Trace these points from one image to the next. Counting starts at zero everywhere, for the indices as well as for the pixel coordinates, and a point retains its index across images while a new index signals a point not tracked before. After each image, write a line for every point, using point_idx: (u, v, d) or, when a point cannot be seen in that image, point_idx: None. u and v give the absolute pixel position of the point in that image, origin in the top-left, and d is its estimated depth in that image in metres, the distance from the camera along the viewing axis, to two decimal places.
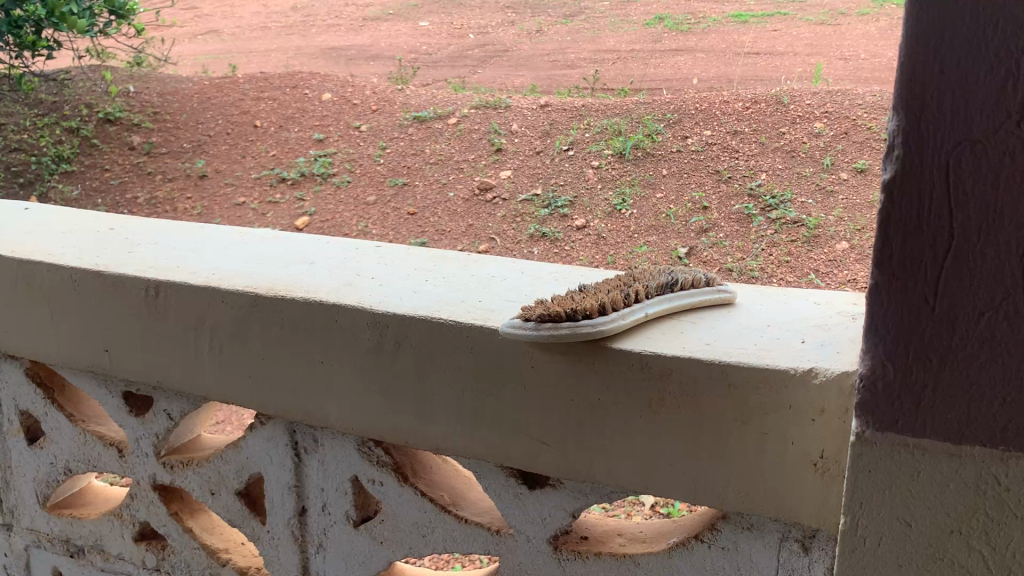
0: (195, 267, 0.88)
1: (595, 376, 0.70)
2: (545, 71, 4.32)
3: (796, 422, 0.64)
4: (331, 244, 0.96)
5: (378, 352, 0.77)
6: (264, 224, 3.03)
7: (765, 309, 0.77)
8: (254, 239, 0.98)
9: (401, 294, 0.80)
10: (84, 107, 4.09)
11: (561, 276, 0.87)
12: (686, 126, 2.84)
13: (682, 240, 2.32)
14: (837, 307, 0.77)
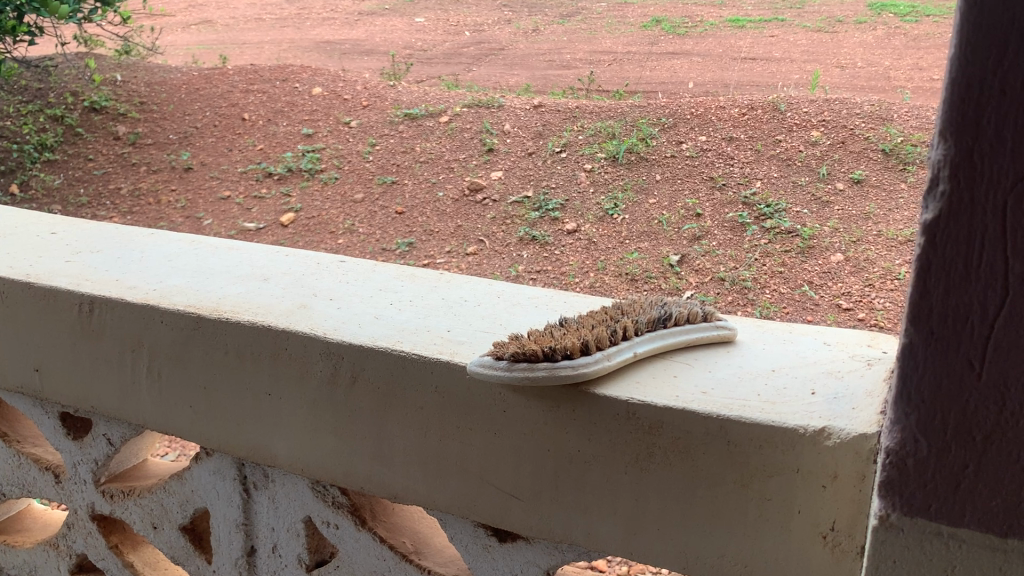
0: (133, 283, 0.91)
1: (575, 424, 0.72)
2: (540, 70, 4.27)
3: (807, 488, 0.66)
4: (287, 259, 1.00)
5: (332, 384, 0.80)
6: (248, 219, 2.94)
7: (758, 352, 0.80)
8: (205, 250, 1.02)
9: (350, 322, 0.83)
10: (70, 95, 4.00)
11: (543, 302, 0.90)
12: (680, 131, 2.77)
13: (674, 247, 2.23)
14: (847, 351, 0.80)
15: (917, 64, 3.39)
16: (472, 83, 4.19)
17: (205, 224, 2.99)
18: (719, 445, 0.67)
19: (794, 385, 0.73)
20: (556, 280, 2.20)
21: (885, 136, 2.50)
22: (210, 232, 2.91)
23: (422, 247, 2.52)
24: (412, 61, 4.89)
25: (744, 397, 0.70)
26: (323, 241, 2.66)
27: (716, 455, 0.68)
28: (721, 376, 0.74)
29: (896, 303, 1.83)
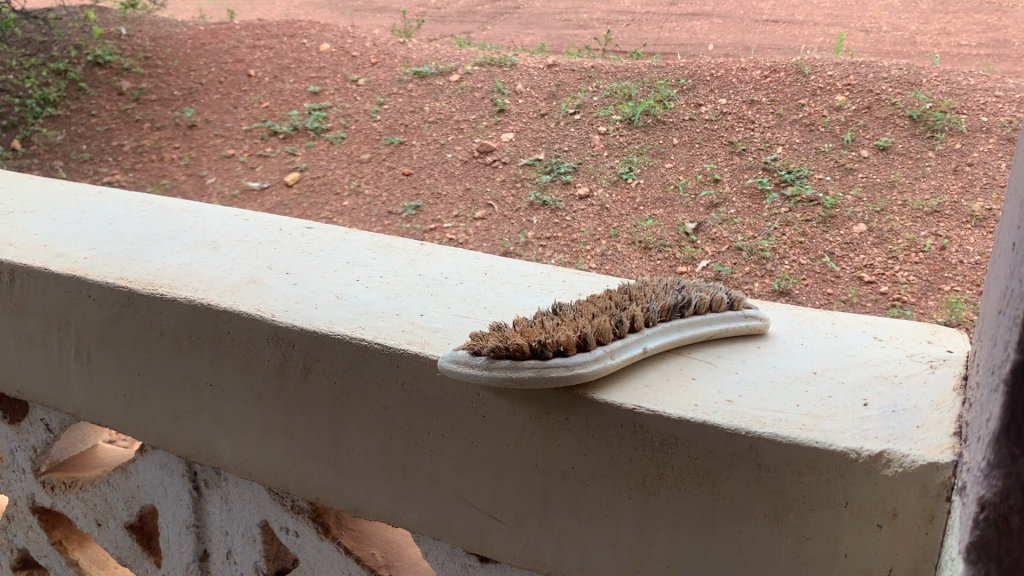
0: (75, 258, 1.09)
1: (567, 436, 0.81)
2: (556, 30, 4.15)
3: (847, 521, 0.73)
4: (242, 246, 1.16)
5: (279, 370, 0.95)
6: (251, 178, 2.84)
7: (781, 350, 0.89)
8: (145, 228, 1.21)
9: (290, 305, 0.96)
10: (74, 49, 3.88)
11: (535, 285, 1.02)
12: (699, 93, 2.64)
13: (690, 215, 2.11)
14: (898, 351, 0.89)
15: (944, 27, 3.22)
16: (486, 42, 4.05)
17: (208, 182, 2.88)
18: (748, 464, 0.74)
19: (842, 395, 0.80)
20: (566, 248, 2.10)
21: (913, 102, 2.35)
22: (212, 192, 2.81)
23: (429, 211, 2.40)
24: (424, 19, 4.74)
25: (778, 408, 0.77)
26: (327, 203, 2.55)
27: (746, 477, 0.74)
28: (747, 381, 0.82)
29: (920, 277, 1.72)
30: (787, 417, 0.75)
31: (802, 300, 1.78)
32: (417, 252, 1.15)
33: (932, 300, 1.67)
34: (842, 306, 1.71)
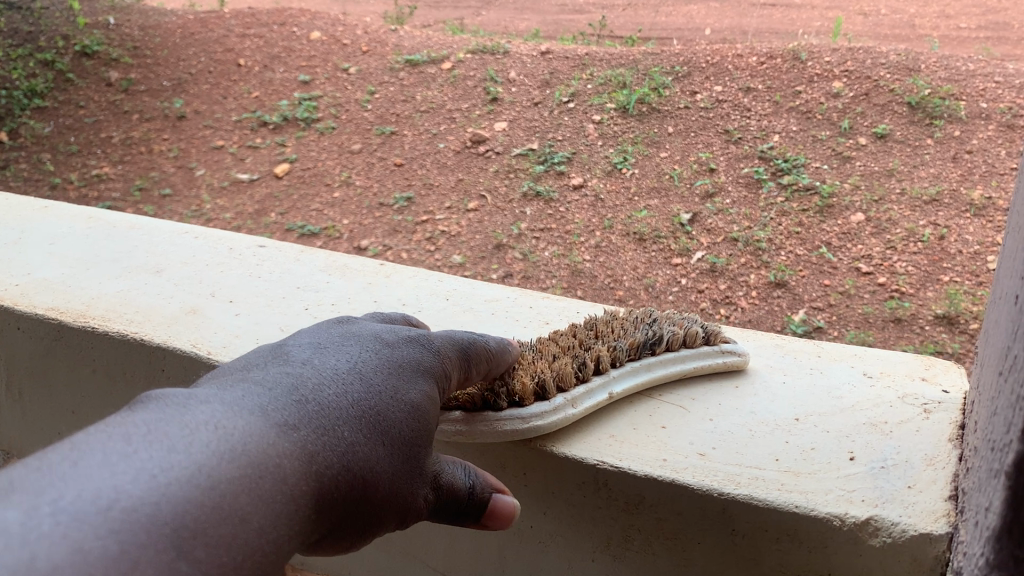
0: (50, 298, 1.28)
1: (528, 492, 1.03)
2: (551, 15, 4.16)
3: (792, 566, 0.92)
4: (213, 279, 1.36)
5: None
6: (241, 170, 2.80)
7: (746, 395, 1.08)
8: (121, 259, 1.43)
9: (224, 344, 1.16)
10: (61, 39, 3.81)
11: (495, 315, 1.26)
12: (695, 80, 2.58)
13: (685, 205, 2.07)
14: (846, 396, 1.08)
15: (940, 13, 3.26)
16: (481, 28, 4.00)
17: (198, 174, 2.85)
18: (724, 524, 0.91)
19: (798, 445, 0.98)
20: (559, 240, 2.06)
21: (912, 88, 2.29)
22: (202, 184, 2.78)
23: (421, 203, 2.36)
24: (418, 4, 4.67)
25: (759, 464, 0.94)
26: (318, 195, 2.54)
27: (721, 530, 0.92)
28: (716, 435, 1.00)
29: (918, 268, 1.74)
30: (768, 476, 0.92)
31: (799, 292, 1.76)
32: (376, 277, 1.38)
33: (931, 294, 1.68)
34: (840, 296, 1.72)
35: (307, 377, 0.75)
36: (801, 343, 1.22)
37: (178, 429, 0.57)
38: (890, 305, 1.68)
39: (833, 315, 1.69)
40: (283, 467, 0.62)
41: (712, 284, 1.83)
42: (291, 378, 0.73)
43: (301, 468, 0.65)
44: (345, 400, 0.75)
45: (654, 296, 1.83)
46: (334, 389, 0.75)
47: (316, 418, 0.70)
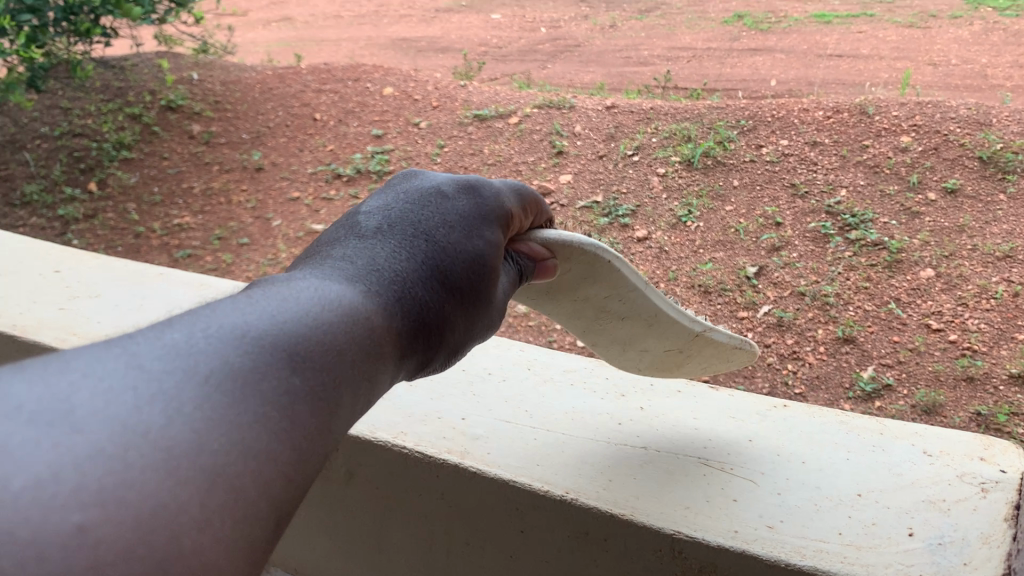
0: None
1: (610, 556, 1.18)
2: (616, 67, 4.25)
3: None
4: None
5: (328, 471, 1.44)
6: (316, 221, 2.93)
7: (813, 468, 1.24)
8: None
9: None
10: (148, 93, 4.01)
11: (570, 389, 1.50)
12: (761, 134, 2.61)
13: (751, 259, 2.13)
14: (904, 475, 1.22)
15: (1011, 62, 3.25)
16: (547, 81, 4.11)
17: (274, 225, 2.98)
18: None
19: (856, 518, 1.13)
20: None
21: (982, 143, 2.30)
22: (279, 235, 2.91)
23: None
24: (487, 58, 4.82)
25: (825, 537, 1.10)
26: None
27: None
28: (789, 509, 1.15)
29: (992, 326, 1.80)
30: (831, 548, 1.07)
31: (868, 349, 1.83)
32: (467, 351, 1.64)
33: None
34: (910, 354, 1.80)
35: (370, 260, 0.89)
36: (863, 421, 1.37)
37: (204, 330, 0.66)
38: (961, 363, 1.75)
39: (903, 373, 1.77)
40: (359, 327, 0.78)
41: (778, 338, 1.91)
42: (362, 260, 0.89)
43: (374, 329, 0.80)
44: (402, 274, 0.89)
45: None
46: (392, 267, 0.89)
47: (380, 293, 0.85)
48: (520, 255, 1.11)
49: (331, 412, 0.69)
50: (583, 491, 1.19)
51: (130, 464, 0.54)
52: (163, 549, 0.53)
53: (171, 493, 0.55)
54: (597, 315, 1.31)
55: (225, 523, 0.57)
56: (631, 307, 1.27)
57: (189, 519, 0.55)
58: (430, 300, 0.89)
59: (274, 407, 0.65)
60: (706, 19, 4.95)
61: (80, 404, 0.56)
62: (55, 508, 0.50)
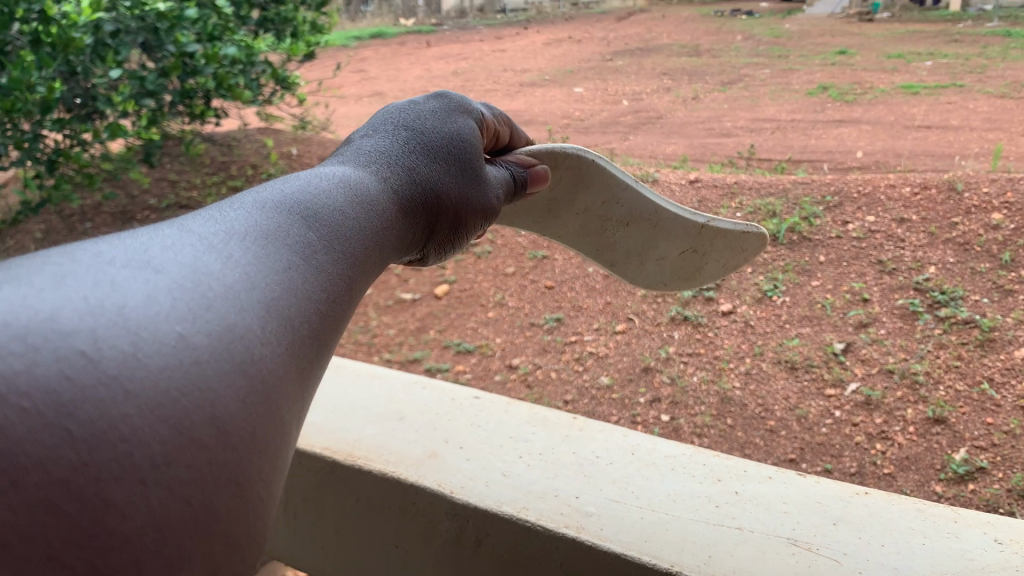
0: (331, 447, 1.69)
1: None
2: (699, 138, 4.37)
3: None
4: (451, 431, 1.75)
5: (457, 538, 1.50)
6: (405, 289, 3.21)
7: (888, 549, 1.35)
8: (377, 409, 1.86)
9: (462, 483, 1.54)
10: (251, 168, 4.28)
11: (672, 466, 1.59)
12: (847, 211, 2.68)
13: (838, 334, 2.31)
14: (974, 559, 1.32)
15: None
16: (631, 149, 4.22)
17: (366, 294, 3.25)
18: None
19: None
20: (709, 366, 2.35)
21: None
22: (370, 303, 3.19)
23: (570, 323, 2.70)
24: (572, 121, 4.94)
25: None
26: (473, 314, 2.94)
27: None
28: None
29: None
30: None
31: (959, 429, 1.96)
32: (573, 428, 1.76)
33: None
34: (1007, 436, 1.92)
35: (381, 163, 1.16)
36: (938, 509, 1.47)
37: (234, 208, 0.87)
38: None
39: (998, 457, 1.89)
40: (376, 199, 1.05)
41: (867, 417, 2.07)
42: (377, 161, 1.16)
43: (387, 206, 1.07)
44: (403, 175, 1.16)
45: (809, 426, 2.10)
46: (399, 169, 1.16)
47: (392, 184, 1.12)
48: (510, 166, 1.54)
49: (350, 259, 0.89)
50: (685, 563, 1.32)
51: (205, 288, 0.69)
52: (241, 355, 0.67)
53: (240, 311, 0.70)
54: (603, 225, 1.80)
55: (285, 339, 0.72)
56: (628, 208, 1.76)
57: (255, 335, 0.69)
58: (425, 195, 1.18)
59: (301, 256, 0.82)
60: (791, 91, 5.12)
61: (152, 259, 0.71)
62: (161, 319, 0.64)
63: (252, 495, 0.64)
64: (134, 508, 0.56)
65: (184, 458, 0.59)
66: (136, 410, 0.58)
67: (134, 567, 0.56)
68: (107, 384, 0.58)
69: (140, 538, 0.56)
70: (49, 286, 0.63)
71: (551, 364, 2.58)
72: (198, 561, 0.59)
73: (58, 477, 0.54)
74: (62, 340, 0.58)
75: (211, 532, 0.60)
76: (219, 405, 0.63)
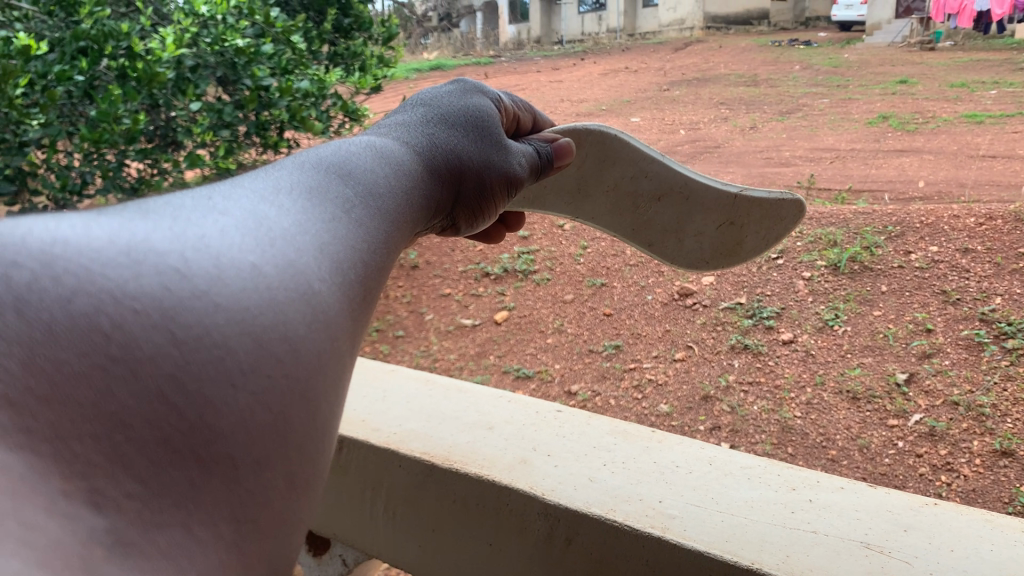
0: (401, 444, 1.52)
1: None
2: (758, 167, 4.39)
3: None
4: (521, 436, 1.58)
5: (547, 539, 1.31)
6: (465, 315, 3.27)
7: (974, 552, 1.21)
8: (446, 411, 1.69)
9: (553, 486, 1.36)
10: None
11: (752, 475, 1.43)
12: (909, 240, 2.73)
13: (901, 365, 2.32)
14: None
15: None
16: None
17: (426, 318, 3.33)
18: None
19: None
20: (769, 395, 2.36)
21: None
22: (431, 328, 3.26)
23: (629, 350, 2.74)
24: None
25: None
26: (532, 340, 2.99)
27: None
28: None
29: None
30: None
31: None
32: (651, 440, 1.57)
33: None
34: None
35: (402, 130, 1.01)
36: (1006, 520, 1.31)
37: (271, 171, 0.76)
38: None
39: None
40: (410, 169, 0.91)
41: (931, 448, 2.06)
42: (398, 130, 1.01)
43: (410, 168, 0.91)
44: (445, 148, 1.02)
45: (871, 456, 2.09)
46: (435, 140, 1.02)
47: (414, 150, 0.96)
48: (534, 139, 1.30)
49: (393, 220, 0.77)
50: (764, 561, 1.16)
51: (270, 226, 0.61)
52: (307, 287, 0.58)
53: (299, 249, 0.61)
54: (635, 205, 1.49)
55: (341, 278, 0.62)
56: (658, 181, 1.45)
57: (313, 267, 0.60)
58: (451, 164, 1.01)
59: (348, 205, 0.72)
60: (851, 120, 5.13)
61: (219, 203, 0.64)
62: (232, 249, 0.56)
63: (324, 416, 0.56)
64: (226, 409, 0.50)
65: (264, 367, 0.52)
66: (226, 324, 0.52)
67: (227, 463, 0.49)
68: (200, 296, 0.52)
69: (233, 437, 0.49)
70: (126, 223, 0.57)
71: (611, 391, 2.60)
72: (285, 467, 0.52)
73: (165, 372, 0.49)
74: (157, 257, 0.53)
75: (292, 445, 0.52)
76: (289, 327, 0.55)
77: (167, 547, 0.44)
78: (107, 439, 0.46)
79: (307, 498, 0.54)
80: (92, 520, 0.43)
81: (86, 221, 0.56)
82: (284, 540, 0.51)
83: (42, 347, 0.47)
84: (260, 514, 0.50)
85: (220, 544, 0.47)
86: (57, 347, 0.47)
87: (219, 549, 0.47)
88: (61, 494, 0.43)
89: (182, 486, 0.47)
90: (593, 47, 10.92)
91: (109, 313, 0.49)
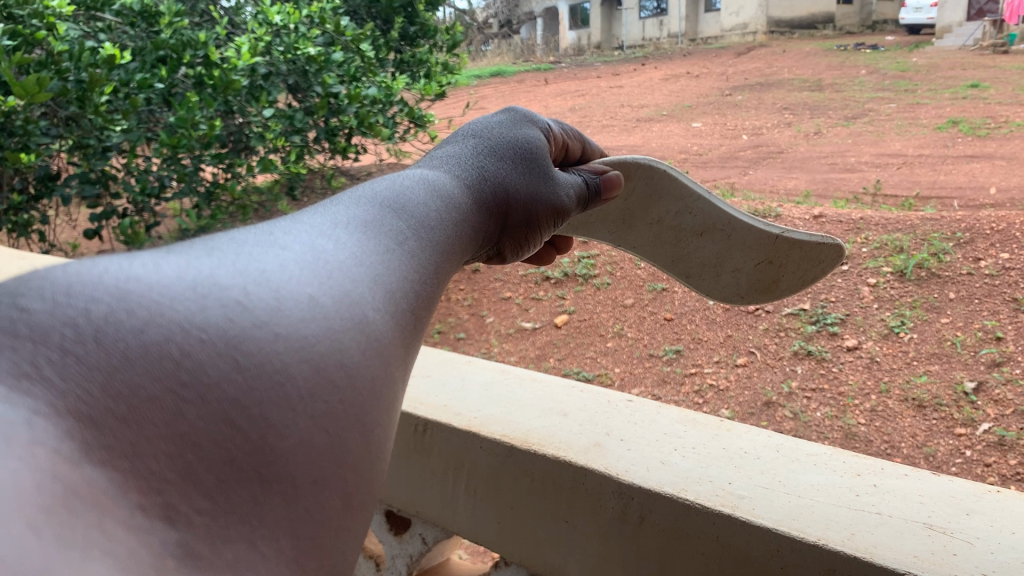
0: (455, 417, 1.39)
1: None
2: (822, 173, 4.36)
3: None
4: (573, 413, 1.43)
5: (621, 516, 1.16)
6: (526, 318, 3.32)
7: None
8: (492, 387, 1.56)
9: (628, 467, 1.20)
10: None
11: (819, 460, 1.27)
12: (978, 247, 2.70)
13: (969, 373, 2.31)
14: None
15: None
16: (751, 182, 4.25)
17: (487, 321, 3.39)
18: None
19: None
20: (833, 401, 2.36)
21: None
22: (492, 330, 3.32)
23: (690, 355, 2.77)
24: (691, 153, 5.02)
25: None
26: (592, 344, 3.04)
27: None
28: None
29: None
30: None
31: None
32: (721, 429, 1.39)
33: None
34: None
35: (454, 160, 0.97)
36: None
37: (335, 201, 0.75)
38: None
39: None
40: (460, 202, 0.87)
41: (1000, 457, 2.05)
42: (448, 160, 0.97)
43: (462, 202, 0.87)
44: (499, 175, 0.99)
45: (936, 464, 2.08)
46: (492, 169, 0.99)
47: (464, 182, 0.93)
48: (581, 171, 1.25)
49: (446, 255, 0.75)
50: (831, 537, 1.02)
51: (326, 259, 0.61)
52: (356, 316, 0.58)
53: (354, 279, 0.61)
54: (676, 239, 1.38)
55: (395, 309, 0.62)
56: (703, 218, 1.35)
57: (368, 298, 0.60)
58: (503, 196, 0.98)
59: (407, 239, 0.70)
60: (919, 125, 5.08)
61: (277, 235, 0.63)
62: (292, 282, 0.57)
63: (374, 439, 0.56)
64: (287, 432, 0.50)
65: (322, 393, 0.53)
66: (286, 352, 0.52)
67: (290, 483, 0.49)
68: (260, 326, 0.52)
69: (294, 458, 0.50)
70: (191, 258, 0.57)
71: (671, 395, 2.62)
72: (344, 489, 0.52)
73: (229, 396, 0.49)
74: (218, 291, 0.53)
75: (346, 461, 0.53)
76: (345, 354, 0.56)
77: (234, 559, 0.45)
78: (179, 457, 0.45)
79: (359, 518, 0.54)
80: (163, 534, 0.42)
81: (152, 258, 0.55)
82: (343, 554, 0.52)
83: (118, 370, 0.46)
84: (320, 532, 0.50)
85: (281, 559, 0.47)
86: (130, 369, 0.46)
87: (281, 564, 0.47)
88: (139, 507, 0.42)
89: (245, 503, 0.47)
90: (653, 54, 10.92)
91: (178, 342, 0.49)
